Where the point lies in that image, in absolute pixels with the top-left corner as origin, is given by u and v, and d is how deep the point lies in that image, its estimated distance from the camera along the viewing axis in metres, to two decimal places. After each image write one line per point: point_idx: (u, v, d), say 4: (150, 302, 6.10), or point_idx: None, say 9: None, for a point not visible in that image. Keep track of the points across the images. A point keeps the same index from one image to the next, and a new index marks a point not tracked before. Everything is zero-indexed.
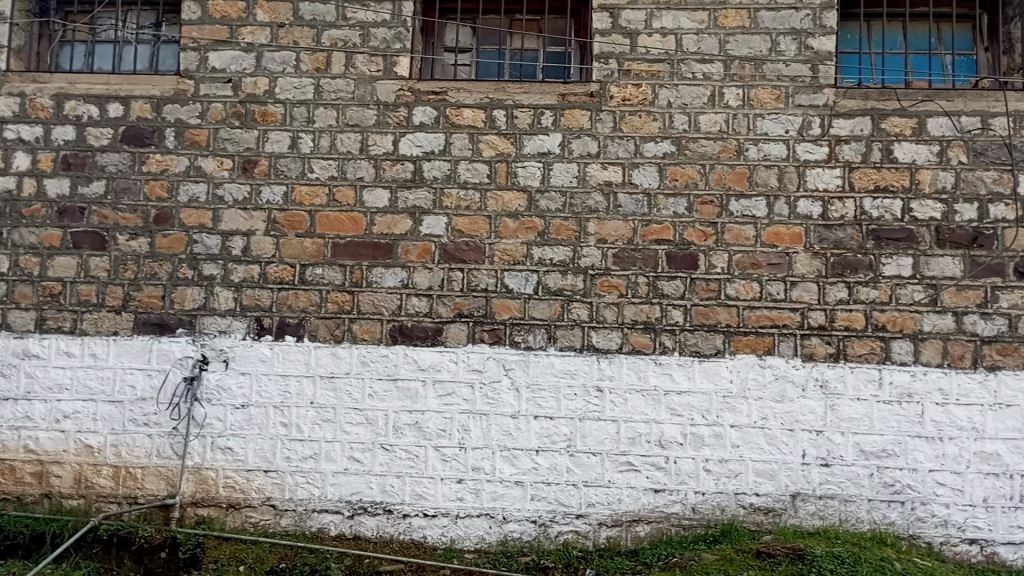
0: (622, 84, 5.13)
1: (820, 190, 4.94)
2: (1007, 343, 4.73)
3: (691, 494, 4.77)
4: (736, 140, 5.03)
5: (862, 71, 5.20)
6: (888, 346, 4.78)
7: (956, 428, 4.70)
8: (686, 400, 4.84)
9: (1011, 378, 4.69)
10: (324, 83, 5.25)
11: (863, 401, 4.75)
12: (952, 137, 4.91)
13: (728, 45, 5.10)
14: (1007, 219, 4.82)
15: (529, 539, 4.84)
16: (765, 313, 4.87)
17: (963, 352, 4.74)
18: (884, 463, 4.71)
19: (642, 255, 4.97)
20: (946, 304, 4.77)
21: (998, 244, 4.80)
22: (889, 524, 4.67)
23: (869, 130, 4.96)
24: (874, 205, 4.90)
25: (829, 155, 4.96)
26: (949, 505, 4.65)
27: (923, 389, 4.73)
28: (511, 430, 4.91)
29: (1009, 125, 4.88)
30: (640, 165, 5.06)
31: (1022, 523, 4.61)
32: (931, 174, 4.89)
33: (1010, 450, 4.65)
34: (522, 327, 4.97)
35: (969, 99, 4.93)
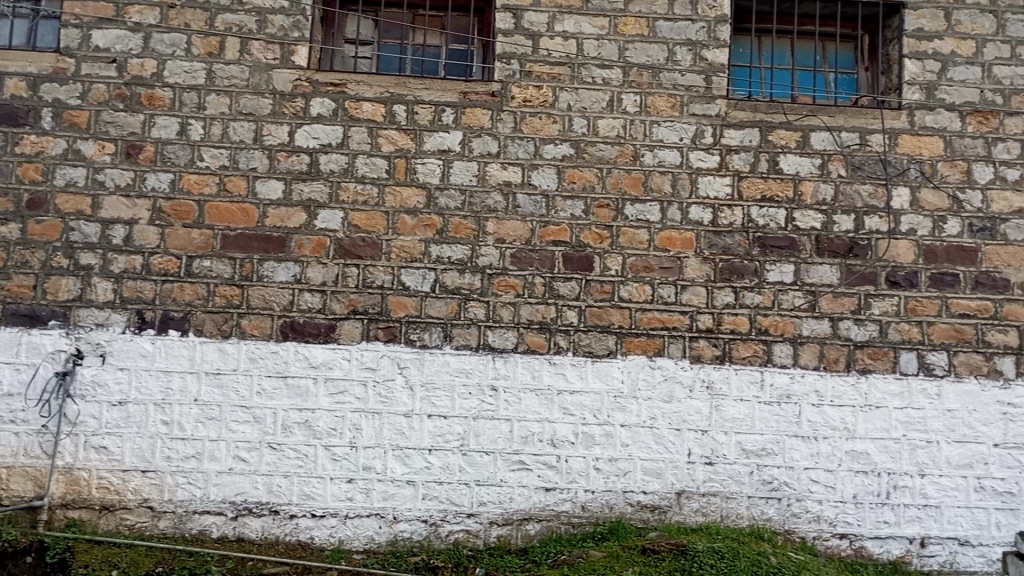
0: (523, 84, 5.15)
1: (711, 197, 5.11)
2: (878, 347, 5.00)
3: (581, 492, 4.85)
4: (633, 146, 5.14)
5: (752, 84, 5.41)
6: (769, 349, 4.99)
7: (830, 428, 4.94)
8: (578, 400, 4.92)
9: (881, 381, 4.97)
10: (217, 69, 5.07)
11: (746, 402, 4.94)
12: (832, 151, 5.16)
13: (627, 52, 5.20)
14: (881, 231, 5.09)
15: (418, 539, 4.80)
16: (656, 315, 4.99)
17: (838, 356, 4.99)
18: (763, 461, 4.90)
19: (539, 256, 5.02)
20: (824, 309, 5.01)
21: (872, 254, 5.07)
22: (766, 519, 4.87)
23: (757, 141, 5.16)
24: (760, 214, 5.10)
25: (719, 163, 5.13)
26: (822, 501, 4.89)
27: (801, 391, 4.95)
28: (404, 429, 4.87)
29: (885, 141, 5.17)
30: (539, 166, 5.10)
31: (888, 518, 4.88)
32: (813, 186, 5.13)
33: (878, 449, 4.93)
34: (418, 325, 4.94)
35: (849, 116, 5.19)
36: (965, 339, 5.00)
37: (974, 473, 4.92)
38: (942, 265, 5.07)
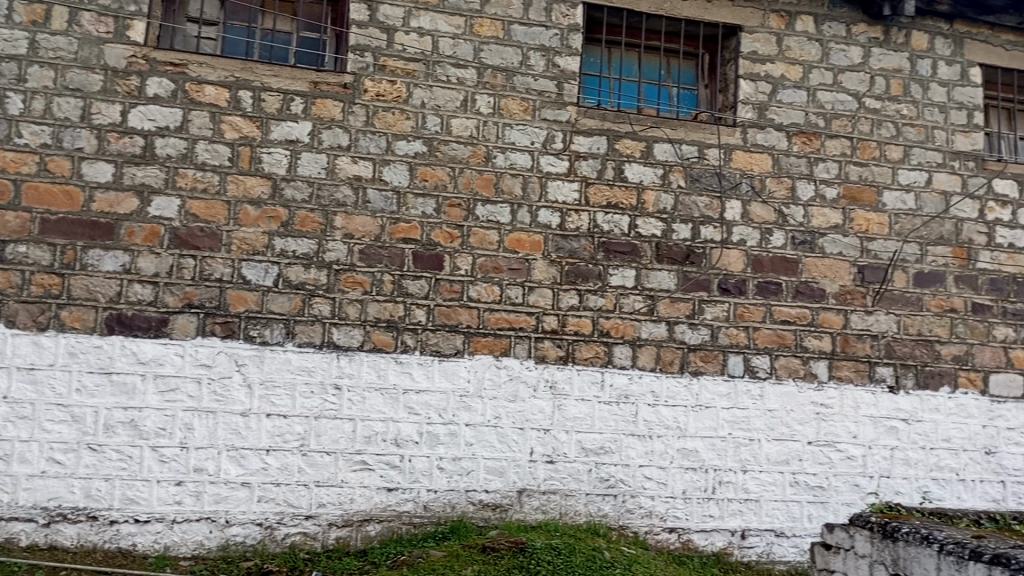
0: (376, 78, 5.07)
1: (559, 202, 5.23)
2: (709, 350, 5.29)
3: (423, 492, 4.83)
4: (485, 147, 5.18)
5: (602, 94, 5.59)
6: (610, 351, 5.16)
7: (664, 427, 5.18)
8: (423, 399, 4.89)
9: (710, 382, 5.26)
10: (41, 39, 4.68)
11: (587, 401, 5.09)
12: (673, 162, 5.41)
13: (482, 53, 5.23)
14: (715, 240, 5.39)
15: (252, 543, 4.62)
16: (503, 316, 5.05)
17: (673, 358, 5.24)
18: (601, 459, 5.07)
19: (388, 253, 4.95)
20: (661, 313, 5.25)
21: (707, 262, 5.36)
22: (602, 515, 5.03)
23: (604, 149, 5.33)
24: (606, 220, 5.27)
25: (568, 169, 5.26)
26: (654, 497, 5.11)
27: (638, 391, 5.16)
28: (240, 429, 4.67)
29: (721, 156, 5.48)
30: (390, 162, 5.03)
31: (713, 512, 5.17)
32: (655, 195, 5.36)
33: (707, 447, 5.21)
34: (258, 321, 4.75)
35: (689, 130, 5.46)
36: (785, 343, 5.38)
37: (790, 469, 5.29)
38: (768, 274, 5.42)
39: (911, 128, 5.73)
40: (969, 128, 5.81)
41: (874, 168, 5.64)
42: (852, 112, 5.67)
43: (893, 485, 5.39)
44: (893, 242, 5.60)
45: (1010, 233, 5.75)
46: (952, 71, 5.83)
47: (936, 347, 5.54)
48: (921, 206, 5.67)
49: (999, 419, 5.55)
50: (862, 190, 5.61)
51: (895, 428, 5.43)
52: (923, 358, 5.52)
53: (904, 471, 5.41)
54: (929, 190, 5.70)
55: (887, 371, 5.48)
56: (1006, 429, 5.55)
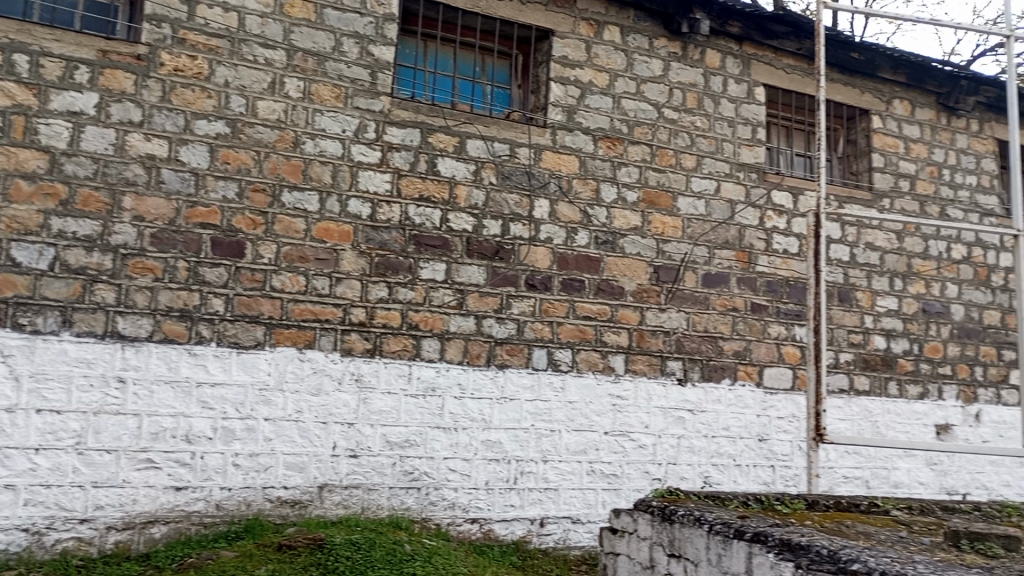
0: (175, 52, 4.77)
1: (369, 192, 5.15)
2: (515, 344, 5.41)
3: (216, 490, 4.60)
4: (293, 132, 5.00)
5: (416, 86, 5.57)
6: (418, 344, 5.15)
7: (469, 419, 5.24)
8: (219, 393, 4.66)
9: (515, 375, 5.39)
10: None
11: (393, 394, 5.06)
12: (485, 159, 5.49)
13: (292, 34, 5.05)
14: (523, 237, 5.52)
15: (15, 551, 4.20)
16: (308, 307, 4.91)
17: (480, 351, 5.31)
18: (406, 452, 5.06)
19: (184, 238, 4.67)
20: (469, 307, 5.31)
21: (515, 258, 5.48)
22: (405, 509, 5.02)
23: (417, 142, 5.31)
24: (417, 213, 5.25)
25: (380, 159, 5.20)
26: (457, 489, 5.16)
27: (445, 384, 5.19)
28: (4, 427, 4.24)
29: (530, 155, 5.62)
30: (189, 142, 4.75)
31: (514, 502, 5.30)
32: (466, 190, 5.41)
33: (510, 438, 5.34)
34: (29, 308, 4.34)
35: (501, 128, 5.56)
36: (586, 338, 5.61)
37: (587, 458, 5.53)
38: (572, 271, 5.63)
39: (704, 139, 6.16)
40: (753, 142, 6.34)
41: (670, 175, 6.01)
42: (653, 120, 6.01)
43: (678, 471, 5.78)
44: (685, 244, 6.00)
45: (785, 240, 6.32)
46: (740, 89, 6.33)
47: (719, 343, 5.99)
48: (711, 212, 6.11)
49: (771, 409, 6.09)
50: (660, 195, 5.97)
51: (682, 418, 5.82)
52: (708, 353, 5.95)
53: (689, 458, 5.81)
54: (717, 198, 6.15)
55: (677, 364, 5.86)
56: (777, 418, 6.11)
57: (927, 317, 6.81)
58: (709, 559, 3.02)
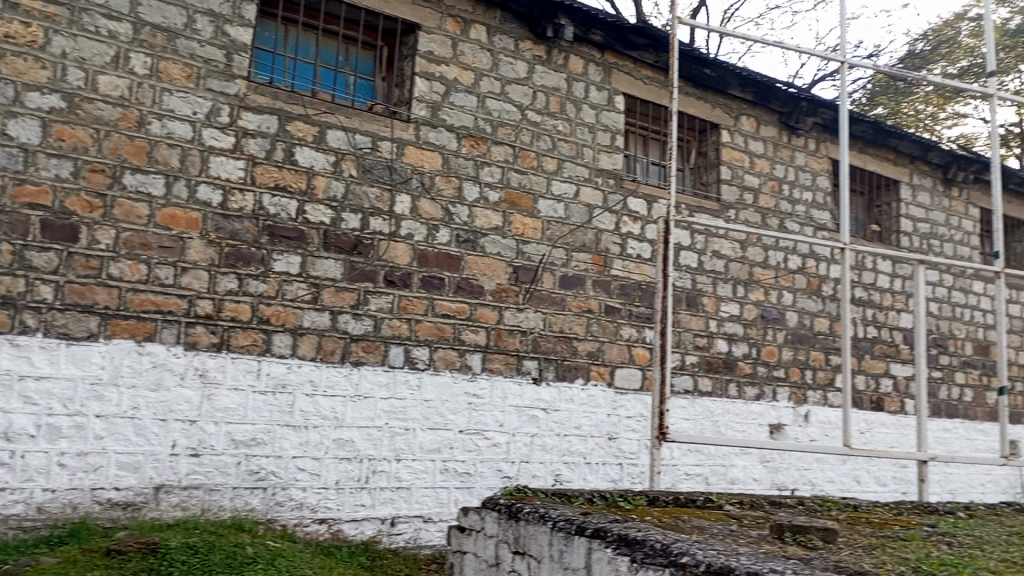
0: (6, 17, 4.42)
1: (221, 178, 4.92)
2: (371, 341, 5.32)
3: (38, 492, 4.28)
4: (139, 111, 4.72)
5: (275, 71, 5.37)
6: (268, 339, 4.97)
7: (320, 417, 5.11)
8: (43, 387, 4.34)
9: (370, 373, 5.30)
10: None
11: (240, 391, 4.85)
12: (345, 151, 5.37)
13: (139, 7, 4.77)
14: (383, 232, 5.44)
15: None
16: (149, 297, 4.63)
17: (334, 348, 5.19)
18: (251, 451, 4.86)
19: (10, 219, 4.33)
20: (324, 302, 5.17)
21: (374, 254, 5.39)
22: (249, 510, 4.83)
23: (274, 129, 5.12)
24: (272, 202, 5.06)
25: (234, 145, 4.98)
26: (305, 488, 5.02)
27: (295, 381, 5.04)
28: None
29: (393, 149, 5.55)
30: (18, 115, 4.40)
31: (364, 501, 5.22)
32: (325, 181, 5.27)
33: (363, 437, 5.25)
34: None
35: (363, 120, 5.45)
36: (443, 336, 5.60)
37: (440, 456, 5.52)
38: (431, 269, 5.60)
39: (565, 144, 6.29)
40: (612, 149, 6.52)
41: (531, 177, 6.10)
42: (516, 122, 6.07)
43: (530, 469, 5.87)
44: (544, 245, 6.10)
45: (638, 245, 6.55)
46: (601, 96, 6.50)
47: (574, 343, 6.13)
48: (570, 215, 6.24)
49: (620, 409, 6.30)
50: (521, 196, 6.03)
51: (535, 417, 5.92)
52: (563, 354, 6.07)
53: (541, 456, 5.92)
54: (577, 202, 6.29)
55: (532, 364, 5.94)
56: (626, 417, 6.31)
57: (765, 323, 7.25)
58: (551, 555, 3.07)
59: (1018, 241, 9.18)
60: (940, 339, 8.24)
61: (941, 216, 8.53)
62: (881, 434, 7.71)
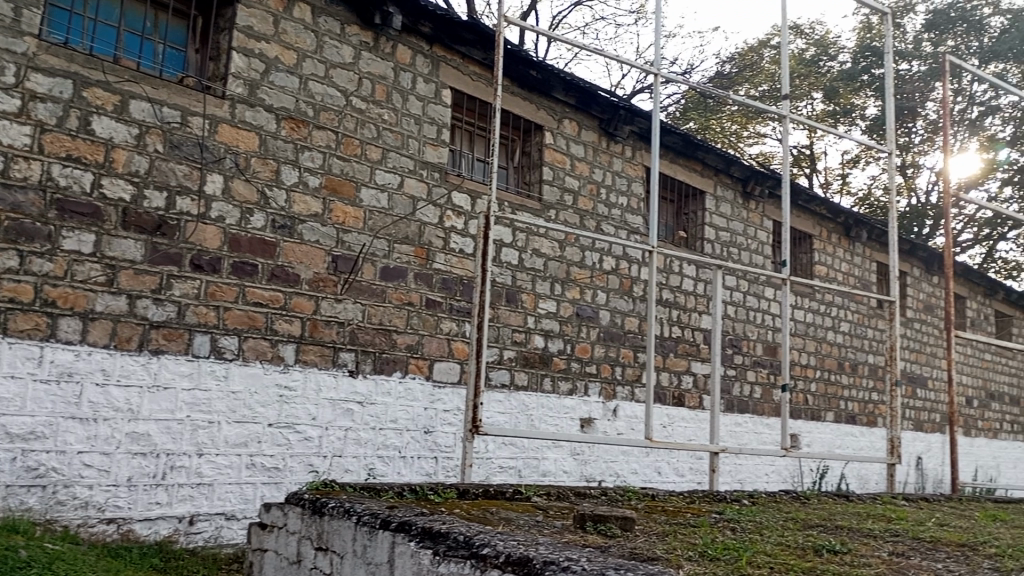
0: None
1: (3, 145, 4.49)
2: (173, 329, 4.99)
3: None
4: None
5: (72, 32, 4.89)
6: (54, 323, 4.56)
7: (112, 409, 4.75)
8: None
9: (171, 362, 4.97)
10: None
11: (17, 379, 4.44)
12: (150, 124, 5.01)
13: None
14: (191, 213, 5.12)
15: None
16: None
17: (131, 335, 4.82)
18: (29, 446, 4.45)
19: None
20: (121, 286, 4.79)
21: (180, 236, 5.06)
22: (24, 510, 4.41)
23: (68, 95, 4.72)
24: (63, 173, 4.66)
25: (20, 109, 4.56)
26: (92, 486, 4.65)
27: (84, 369, 4.65)
28: None
29: (204, 126, 5.23)
30: None
31: (160, 499, 4.89)
32: (126, 155, 4.90)
33: (160, 430, 4.91)
34: None
35: (171, 93, 5.11)
36: (255, 325, 5.35)
37: (247, 451, 5.27)
38: (243, 254, 5.33)
39: (390, 133, 6.21)
40: (438, 143, 6.50)
41: (354, 164, 5.96)
42: (339, 107, 5.92)
43: (343, 463, 5.74)
44: (365, 235, 5.97)
45: (461, 240, 6.57)
46: (428, 88, 6.47)
47: (392, 336, 6.05)
48: (393, 206, 6.16)
49: (437, 402, 6.30)
50: (342, 183, 5.88)
51: (350, 410, 5.79)
52: (381, 346, 5.98)
53: (354, 450, 5.80)
54: (400, 192, 6.21)
55: (349, 356, 5.81)
56: (443, 411, 6.32)
57: (580, 321, 7.51)
58: (354, 551, 3.01)
59: (803, 252, 10.09)
60: (735, 339, 8.90)
61: (740, 226, 9.22)
62: (681, 427, 8.22)
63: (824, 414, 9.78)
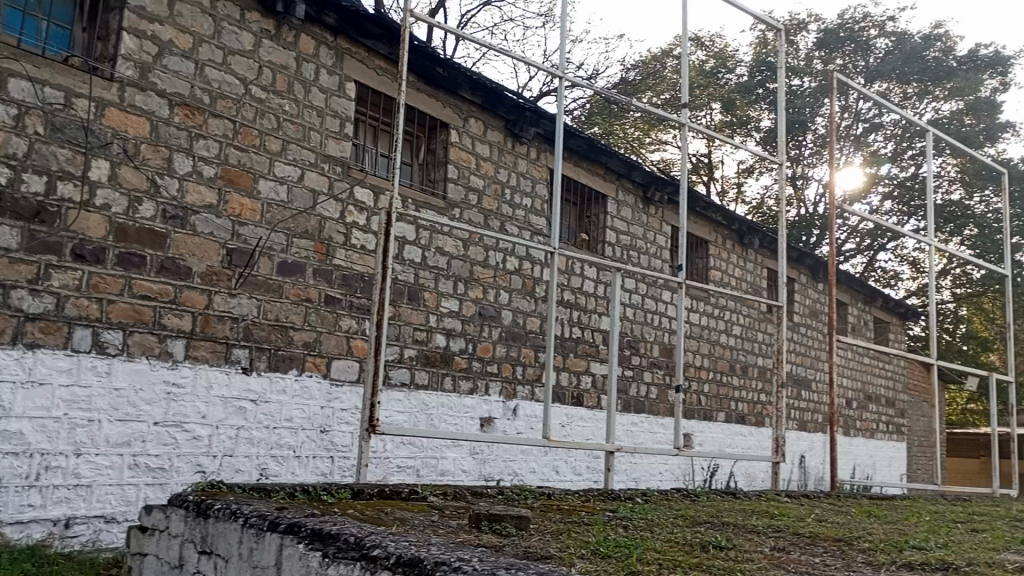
0: None
1: None
2: (51, 321, 4.73)
3: None
4: None
5: None
6: None
7: None
8: None
9: (48, 357, 4.71)
10: None
11: None
12: (31, 104, 4.76)
13: None
14: (73, 200, 4.87)
15: None
16: None
17: (3, 327, 4.55)
18: None
19: None
20: None
21: (60, 223, 4.80)
22: None
23: None
24: None
25: None
26: None
27: None
28: None
29: (90, 109, 4.98)
30: None
31: (33, 501, 4.62)
32: (3, 136, 4.64)
33: (35, 429, 4.65)
34: None
35: (55, 72, 4.86)
36: (141, 320, 5.11)
37: (130, 451, 5.04)
38: (131, 245, 5.10)
39: (291, 125, 6.05)
40: (340, 136, 6.38)
41: (252, 155, 5.78)
42: (237, 96, 5.74)
43: (233, 463, 5.56)
44: (262, 229, 5.80)
45: (363, 236, 6.46)
46: (332, 80, 6.34)
47: (289, 332, 5.90)
48: (292, 199, 6.00)
49: (335, 401, 6.17)
50: (238, 174, 5.69)
51: (242, 409, 5.61)
52: (277, 343, 5.82)
53: (246, 449, 5.62)
54: (300, 186, 6.07)
55: (242, 353, 5.62)
56: (340, 410, 6.20)
57: (482, 320, 7.51)
58: (240, 554, 2.92)
59: (700, 257, 10.42)
60: (633, 341, 9.11)
61: (640, 230, 9.43)
62: (580, 427, 8.35)
63: (715, 414, 10.12)
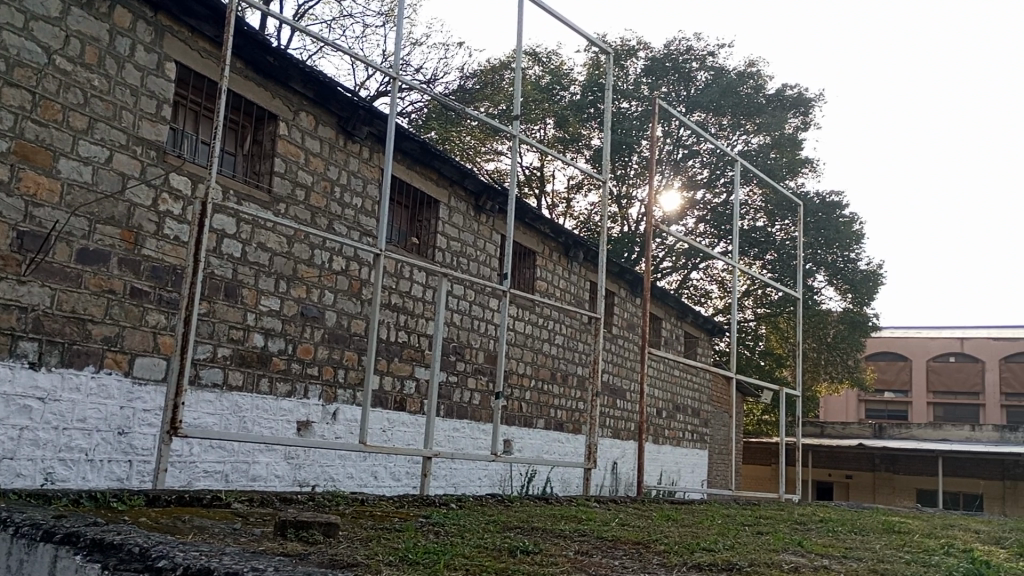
0: None
1: None
2: None
3: None
4: None
5: None
6: None
7: None
8: None
9: None
10: None
11: None
12: None
13: None
14: None
15: None
16: None
17: None
18: None
19: None
20: None
21: None
22: None
23: None
24: None
25: None
26: None
27: None
28: None
29: None
30: None
31: None
32: None
33: None
34: None
35: None
36: None
37: None
38: None
39: (99, 102, 5.63)
40: (156, 119, 5.99)
41: (52, 131, 5.32)
42: (39, 65, 5.27)
43: (14, 467, 5.06)
44: (60, 212, 5.33)
45: (177, 226, 6.08)
46: (149, 59, 5.94)
47: (87, 326, 5.45)
48: (97, 182, 5.57)
49: (136, 401, 5.75)
50: (35, 150, 5.22)
51: (28, 407, 5.12)
52: (72, 337, 5.36)
53: (30, 452, 5.13)
54: (107, 168, 5.64)
55: (30, 346, 5.13)
56: (141, 411, 5.78)
57: (304, 320, 7.28)
58: (8, 567, 2.67)
59: (527, 267, 10.66)
60: (458, 347, 9.16)
61: (470, 237, 9.52)
62: (401, 431, 8.27)
63: (535, 421, 10.37)
